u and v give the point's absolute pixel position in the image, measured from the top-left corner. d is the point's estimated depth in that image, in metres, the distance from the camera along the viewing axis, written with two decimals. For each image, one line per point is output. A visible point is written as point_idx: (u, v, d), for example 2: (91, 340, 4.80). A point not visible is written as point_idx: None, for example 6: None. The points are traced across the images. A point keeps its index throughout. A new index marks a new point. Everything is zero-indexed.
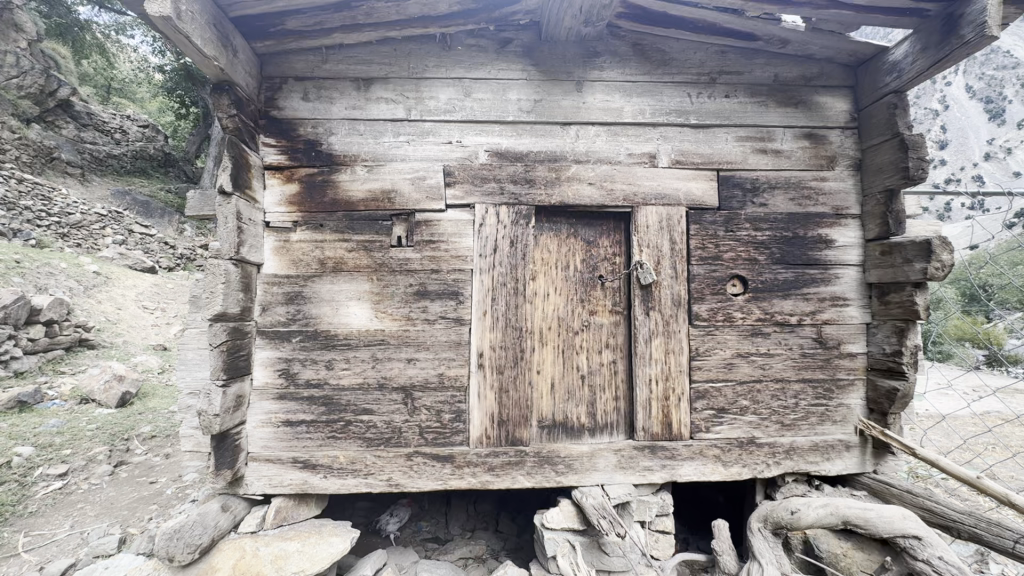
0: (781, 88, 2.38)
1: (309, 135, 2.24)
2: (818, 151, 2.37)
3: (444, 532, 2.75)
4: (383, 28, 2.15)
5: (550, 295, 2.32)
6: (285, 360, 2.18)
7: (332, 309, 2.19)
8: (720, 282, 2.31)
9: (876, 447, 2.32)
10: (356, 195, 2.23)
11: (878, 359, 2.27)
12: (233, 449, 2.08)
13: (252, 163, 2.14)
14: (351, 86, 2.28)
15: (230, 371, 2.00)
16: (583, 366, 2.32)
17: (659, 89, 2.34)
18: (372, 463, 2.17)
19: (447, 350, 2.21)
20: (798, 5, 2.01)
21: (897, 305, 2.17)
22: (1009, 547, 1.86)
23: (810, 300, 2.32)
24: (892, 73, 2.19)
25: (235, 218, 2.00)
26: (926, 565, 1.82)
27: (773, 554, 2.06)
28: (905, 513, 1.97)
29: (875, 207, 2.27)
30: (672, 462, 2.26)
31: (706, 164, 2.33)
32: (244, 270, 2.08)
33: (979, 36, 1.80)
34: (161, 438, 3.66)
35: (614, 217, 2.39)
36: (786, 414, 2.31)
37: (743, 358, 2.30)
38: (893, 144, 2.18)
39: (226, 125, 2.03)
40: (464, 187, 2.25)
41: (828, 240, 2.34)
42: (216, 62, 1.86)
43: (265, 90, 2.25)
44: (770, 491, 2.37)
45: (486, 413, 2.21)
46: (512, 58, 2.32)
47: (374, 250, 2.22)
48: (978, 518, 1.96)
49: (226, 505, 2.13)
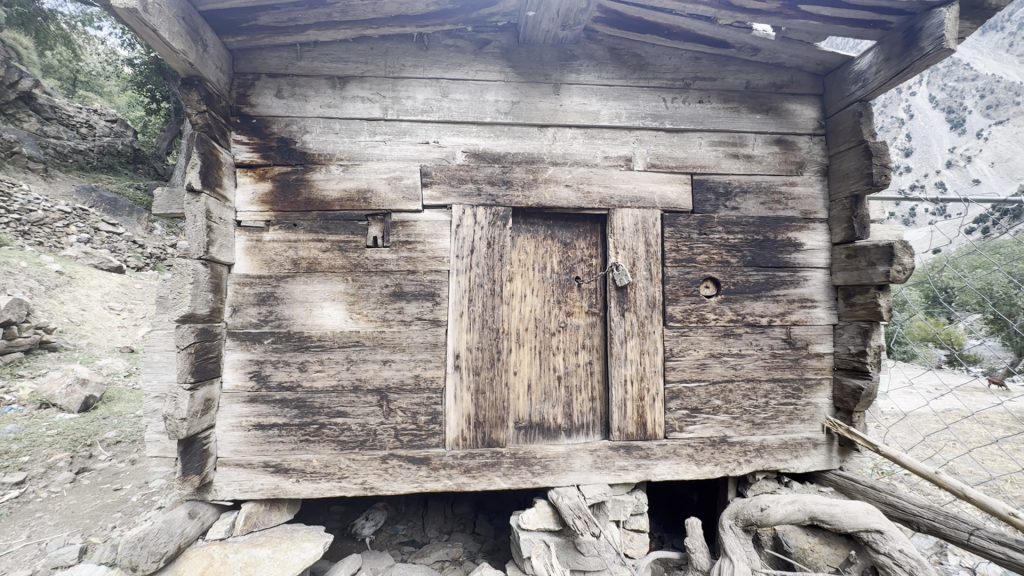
0: (753, 94, 2.43)
1: (283, 133, 2.20)
2: (787, 156, 2.43)
3: (420, 535, 2.72)
4: (359, 26, 2.12)
5: (527, 296, 2.33)
6: (256, 362, 2.13)
7: (306, 309, 2.16)
8: (694, 283, 2.35)
9: (841, 445, 2.40)
10: (330, 194, 2.20)
11: (843, 359, 2.34)
12: (201, 454, 2.03)
13: (223, 160, 2.09)
14: (325, 83, 2.24)
15: (198, 374, 1.95)
16: (559, 367, 2.33)
17: (635, 94, 2.37)
18: (346, 466, 2.14)
19: (423, 352, 2.20)
20: (768, 16, 2.06)
21: (862, 306, 2.24)
22: (963, 538, 1.93)
23: (780, 301, 2.38)
24: (857, 82, 2.27)
25: (205, 217, 1.95)
26: (888, 558, 1.87)
27: (743, 550, 2.08)
28: (868, 508, 2.03)
29: (841, 212, 2.35)
30: (646, 462, 2.29)
31: (681, 168, 2.37)
32: (214, 270, 2.03)
33: (938, 49, 1.87)
34: (127, 443, 3.54)
35: (591, 219, 2.42)
36: (756, 413, 2.36)
37: (715, 359, 2.35)
38: (858, 152, 2.25)
39: (194, 121, 1.98)
40: (441, 188, 2.24)
41: (797, 243, 2.40)
42: (185, 57, 1.81)
43: (236, 87, 2.20)
44: (741, 489, 2.43)
45: (463, 414, 2.20)
46: (490, 59, 2.32)
47: (349, 250, 2.19)
48: (937, 512, 2.02)
49: (194, 511, 2.07)
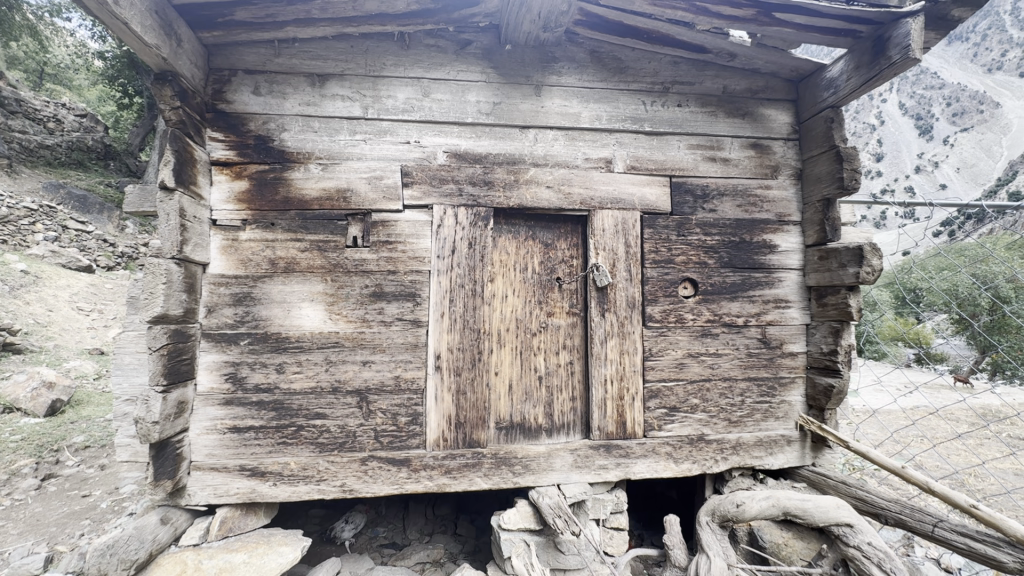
0: (729, 99, 2.48)
1: (261, 131, 2.17)
2: (763, 160, 2.49)
3: (401, 537, 2.70)
4: (339, 24, 2.10)
5: (508, 297, 2.34)
6: (232, 364, 2.09)
7: (283, 310, 2.12)
8: (673, 284, 2.38)
9: (814, 442, 2.46)
10: (309, 193, 2.17)
11: (816, 358, 2.40)
12: (174, 458, 1.98)
13: (198, 158, 2.05)
14: (305, 81, 2.21)
15: (171, 377, 1.91)
16: (540, 367, 2.34)
17: (616, 97, 2.40)
18: (325, 469, 2.12)
19: (404, 353, 2.18)
20: (744, 23, 2.10)
21: (833, 307, 2.30)
22: (928, 531, 1.99)
23: (755, 302, 2.43)
24: (829, 89, 2.33)
25: (178, 215, 1.91)
26: (857, 551, 1.93)
27: (720, 546, 2.11)
28: (839, 502, 2.06)
29: (814, 215, 2.41)
30: (626, 461, 2.32)
31: (660, 170, 2.41)
32: (188, 270, 1.99)
33: (905, 58, 1.93)
34: (97, 448, 3.44)
35: (572, 221, 2.44)
36: (732, 411, 2.41)
37: (693, 358, 2.38)
38: (830, 156, 2.32)
39: (168, 117, 1.93)
40: (422, 188, 2.23)
41: (772, 245, 2.46)
42: (158, 51, 1.77)
43: (212, 83, 2.15)
44: (718, 486, 2.48)
45: (443, 415, 2.19)
46: (471, 59, 2.32)
47: (328, 250, 2.17)
48: (903, 505, 2.09)
49: (166, 517, 2.03)
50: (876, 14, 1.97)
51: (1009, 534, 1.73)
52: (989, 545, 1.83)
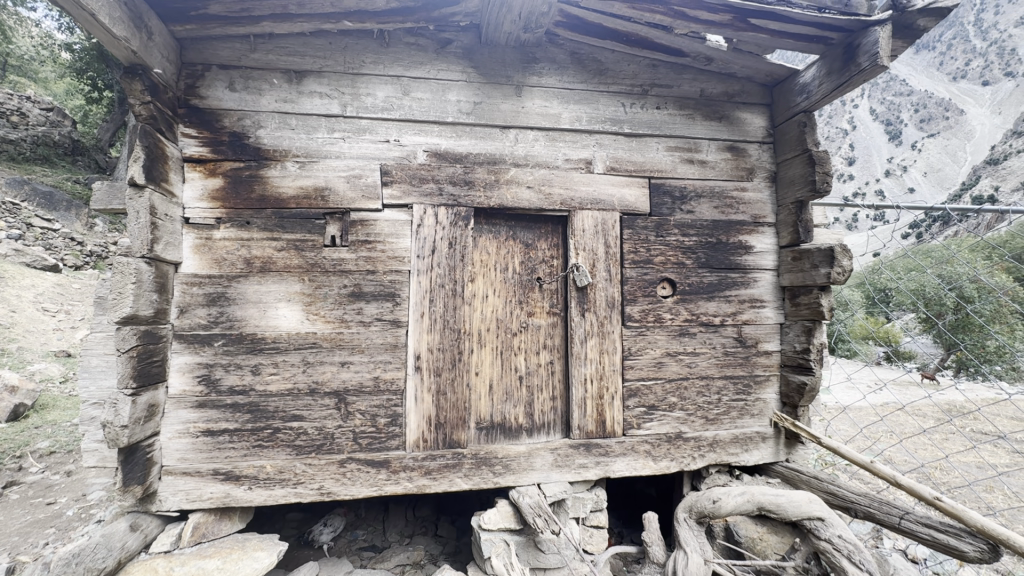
0: (707, 102, 2.53)
1: (235, 128, 2.12)
2: (739, 163, 2.54)
3: (381, 539, 2.67)
4: (317, 20, 2.07)
5: (489, 297, 2.34)
6: (205, 366, 2.04)
7: (259, 311, 2.08)
8: (651, 284, 2.41)
9: (787, 438, 2.52)
10: (286, 192, 2.14)
11: (790, 356, 2.46)
12: (144, 463, 1.93)
13: (169, 154, 2.00)
14: (281, 77, 2.17)
15: (141, 379, 1.85)
16: (521, 367, 2.35)
17: (595, 98, 2.42)
18: (302, 472, 2.09)
19: (383, 353, 2.16)
20: (721, 28, 2.13)
21: (806, 306, 2.36)
22: (895, 523, 2.04)
23: (731, 301, 2.48)
24: (802, 94, 2.39)
25: (149, 212, 1.86)
26: (828, 544, 1.97)
27: (697, 542, 2.14)
28: (811, 496, 2.12)
29: (787, 217, 2.47)
30: (606, 459, 2.34)
31: (639, 172, 2.44)
32: (159, 270, 1.94)
33: (874, 65, 1.99)
34: (63, 454, 3.33)
35: (553, 221, 2.45)
36: (709, 409, 2.45)
37: (671, 358, 2.42)
38: (802, 159, 2.38)
39: (138, 112, 1.88)
40: (402, 187, 2.21)
41: (748, 246, 2.51)
42: (127, 44, 1.72)
43: (185, 77, 2.10)
44: (696, 483, 2.52)
45: (423, 416, 2.18)
46: (452, 59, 2.31)
47: (306, 249, 2.13)
48: (872, 498, 2.15)
49: (136, 524, 1.97)
50: (846, 22, 2.03)
51: (969, 524, 1.79)
52: (951, 535, 1.89)
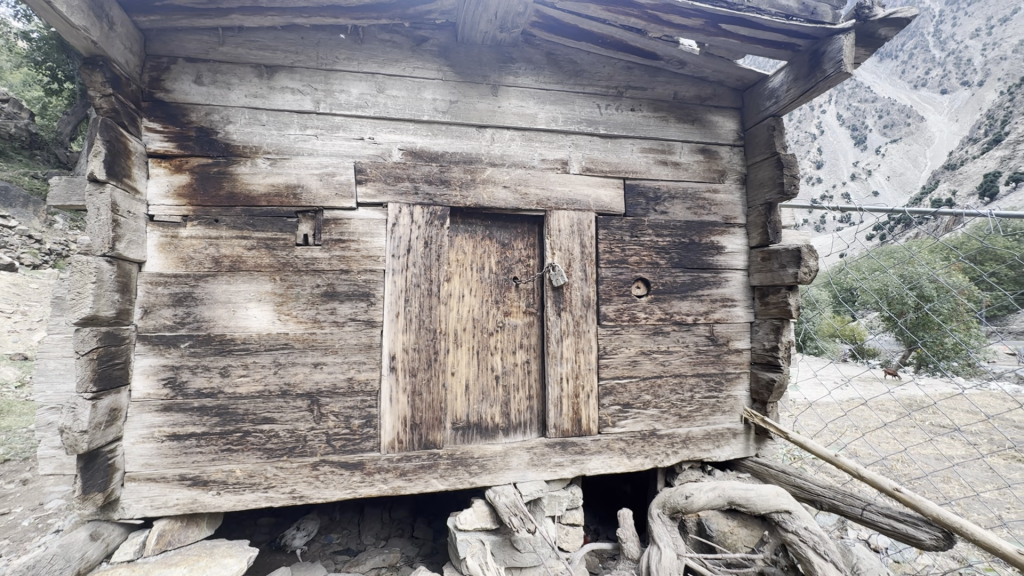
0: (680, 105, 2.57)
1: (203, 123, 2.07)
2: (710, 165, 2.59)
3: (356, 542, 2.64)
4: (288, 15, 2.01)
5: (465, 297, 2.33)
6: (171, 368, 1.98)
7: (228, 311, 2.03)
8: (626, 284, 2.45)
9: (757, 434, 2.59)
10: (257, 189, 2.09)
11: (760, 354, 2.52)
12: (106, 470, 1.86)
13: (133, 149, 1.93)
14: (251, 72, 2.12)
15: (102, 383, 1.79)
16: (497, 367, 2.35)
17: (571, 99, 2.44)
18: (273, 476, 2.04)
19: (357, 354, 2.13)
20: (694, 32, 2.17)
21: (775, 305, 2.43)
22: (858, 514, 2.11)
23: (703, 301, 2.53)
24: (770, 99, 2.45)
25: (110, 209, 1.79)
26: (795, 536, 2.03)
27: (670, 537, 2.18)
28: (778, 490, 2.19)
29: (757, 218, 2.53)
30: (581, 457, 2.35)
31: (614, 172, 2.47)
32: (121, 269, 1.87)
33: (838, 72, 2.05)
34: (18, 461, 3.19)
35: (529, 221, 2.46)
36: (682, 406, 2.49)
37: (645, 356, 2.45)
38: (771, 162, 2.44)
39: (99, 105, 1.81)
40: (377, 185, 2.18)
41: (719, 246, 2.56)
42: (86, 34, 1.65)
43: (149, 70, 2.03)
44: (669, 479, 2.56)
45: (399, 416, 2.16)
46: (427, 57, 2.30)
47: (277, 248, 2.09)
48: (836, 490, 2.21)
49: (96, 533, 1.90)
50: (813, 30, 2.09)
51: (926, 513, 1.86)
52: (909, 524, 1.95)
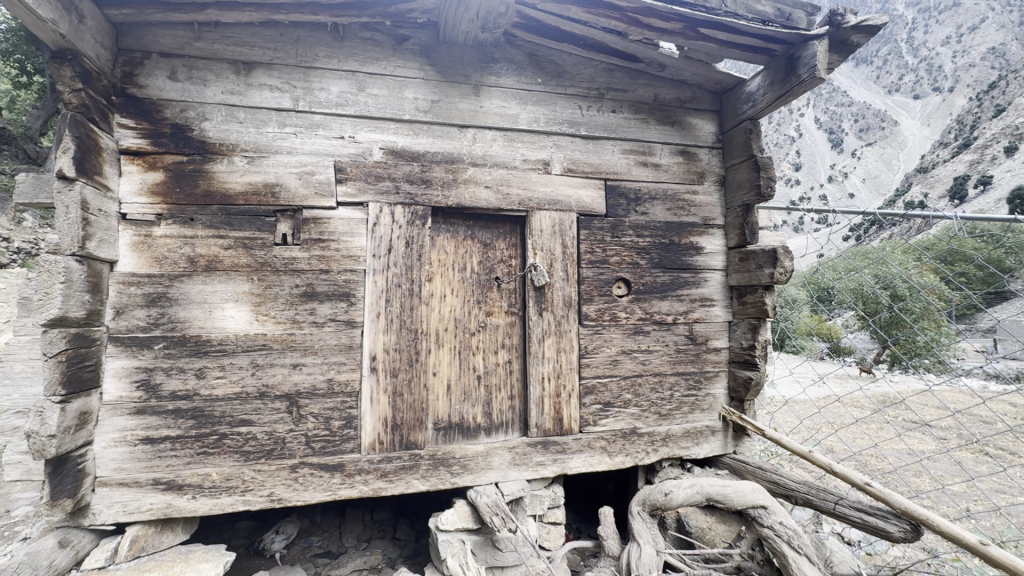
0: (660, 107, 2.61)
1: (178, 119, 2.02)
2: (690, 166, 2.63)
3: (337, 545, 2.61)
4: (266, 11, 1.98)
5: (446, 297, 2.32)
6: (144, 370, 1.93)
7: (204, 311, 1.99)
8: (607, 284, 2.47)
9: (735, 431, 2.63)
10: (234, 187, 2.05)
11: (737, 352, 2.57)
12: (76, 475, 1.81)
13: (104, 146, 1.88)
14: (228, 68, 2.09)
15: (71, 386, 1.74)
16: (479, 367, 2.35)
17: (553, 100, 2.45)
18: (250, 479, 2.01)
19: (337, 354, 2.11)
20: (673, 35, 2.20)
21: (752, 305, 2.47)
22: (831, 508, 2.17)
23: (683, 300, 2.56)
24: (748, 102, 2.50)
25: (80, 207, 1.74)
26: (770, 530, 2.07)
27: (650, 534, 2.21)
28: (755, 486, 2.23)
29: (735, 219, 2.58)
30: (563, 456, 2.37)
31: (595, 173, 2.49)
32: (91, 269, 1.82)
33: (813, 77, 2.09)
34: None
35: (511, 221, 2.46)
36: (662, 405, 2.52)
37: (626, 355, 2.48)
38: (749, 165, 2.49)
39: (67, 100, 1.76)
40: (357, 184, 2.16)
41: (698, 247, 2.60)
42: (54, 27, 1.60)
43: (121, 64, 1.98)
44: (649, 476, 2.59)
45: (379, 417, 2.14)
46: (408, 56, 2.29)
47: (255, 248, 2.06)
48: (810, 486, 2.27)
49: (66, 540, 1.85)
50: (788, 35, 2.13)
51: (895, 506, 1.92)
52: (879, 517, 2.02)
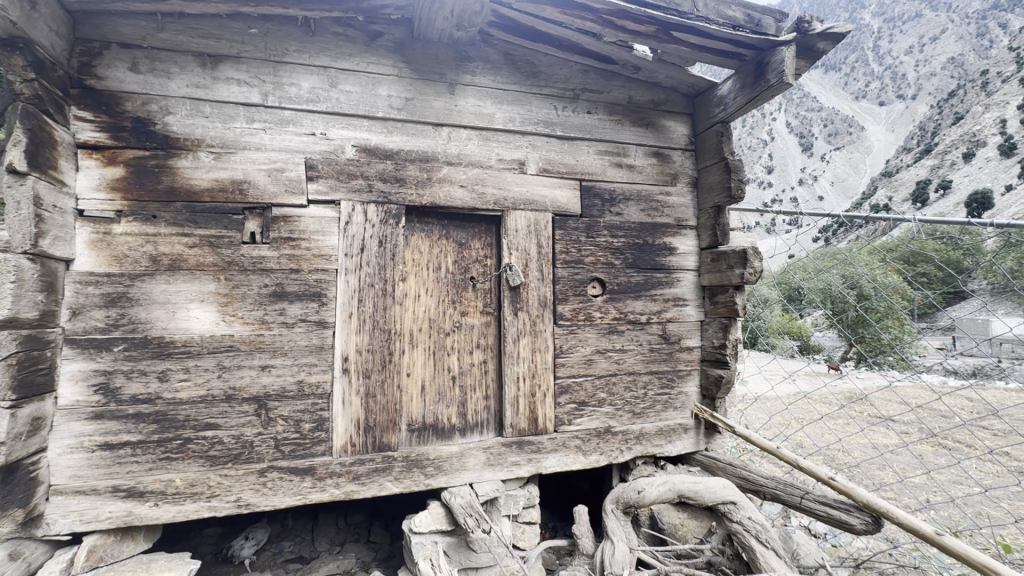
0: (634, 109, 2.63)
1: (139, 113, 1.95)
2: (663, 168, 2.66)
3: (309, 549, 2.56)
4: (233, 2, 1.93)
5: (421, 297, 2.30)
6: (103, 373, 1.86)
7: (167, 312, 1.93)
8: (582, 284, 2.48)
9: (707, 429, 2.68)
10: (199, 184, 1.99)
11: (709, 351, 2.62)
12: (27, 484, 1.72)
13: (59, 139, 1.80)
14: (193, 61, 2.02)
15: (23, 390, 1.66)
16: (453, 367, 2.34)
17: (528, 99, 2.45)
18: (217, 484, 1.95)
19: (307, 356, 2.07)
20: (647, 38, 2.22)
21: (724, 305, 2.52)
22: (797, 502, 2.22)
23: (656, 300, 2.60)
24: (719, 105, 2.54)
25: (32, 203, 1.66)
26: (739, 525, 2.12)
27: (623, 532, 2.23)
28: (725, 482, 2.27)
29: (707, 220, 2.62)
30: (538, 456, 2.37)
31: (570, 173, 2.50)
32: (45, 268, 1.74)
33: (781, 82, 2.14)
34: None
35: (486, 220, 2.45)
36: (636, 404, 2.55)
37: (601, 355, 2.50)
38: (720, 167, 2.53)
39: (18, 90, 1.68)
40: (329, 181, 2.12)
41: (672, 247, 2.64)
42: (3, 13, 1.53)
43: (78, 54, 1.90)
44: (624, 474, 2.62)
45: (351, 419, 2.11)
46: (382, 52, 2.25)
47: (221, 246, 2.00)
48: (778, 481, 2.33)
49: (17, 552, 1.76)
50: (758, 41, 2.17)
51: (857, 500, 1.98)
52: (842, 511, 2.08)
